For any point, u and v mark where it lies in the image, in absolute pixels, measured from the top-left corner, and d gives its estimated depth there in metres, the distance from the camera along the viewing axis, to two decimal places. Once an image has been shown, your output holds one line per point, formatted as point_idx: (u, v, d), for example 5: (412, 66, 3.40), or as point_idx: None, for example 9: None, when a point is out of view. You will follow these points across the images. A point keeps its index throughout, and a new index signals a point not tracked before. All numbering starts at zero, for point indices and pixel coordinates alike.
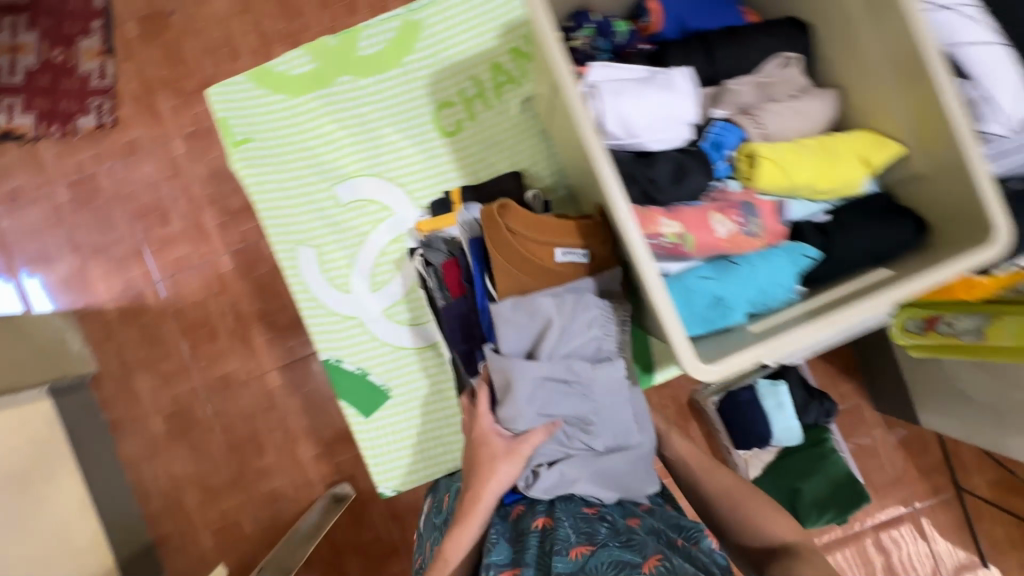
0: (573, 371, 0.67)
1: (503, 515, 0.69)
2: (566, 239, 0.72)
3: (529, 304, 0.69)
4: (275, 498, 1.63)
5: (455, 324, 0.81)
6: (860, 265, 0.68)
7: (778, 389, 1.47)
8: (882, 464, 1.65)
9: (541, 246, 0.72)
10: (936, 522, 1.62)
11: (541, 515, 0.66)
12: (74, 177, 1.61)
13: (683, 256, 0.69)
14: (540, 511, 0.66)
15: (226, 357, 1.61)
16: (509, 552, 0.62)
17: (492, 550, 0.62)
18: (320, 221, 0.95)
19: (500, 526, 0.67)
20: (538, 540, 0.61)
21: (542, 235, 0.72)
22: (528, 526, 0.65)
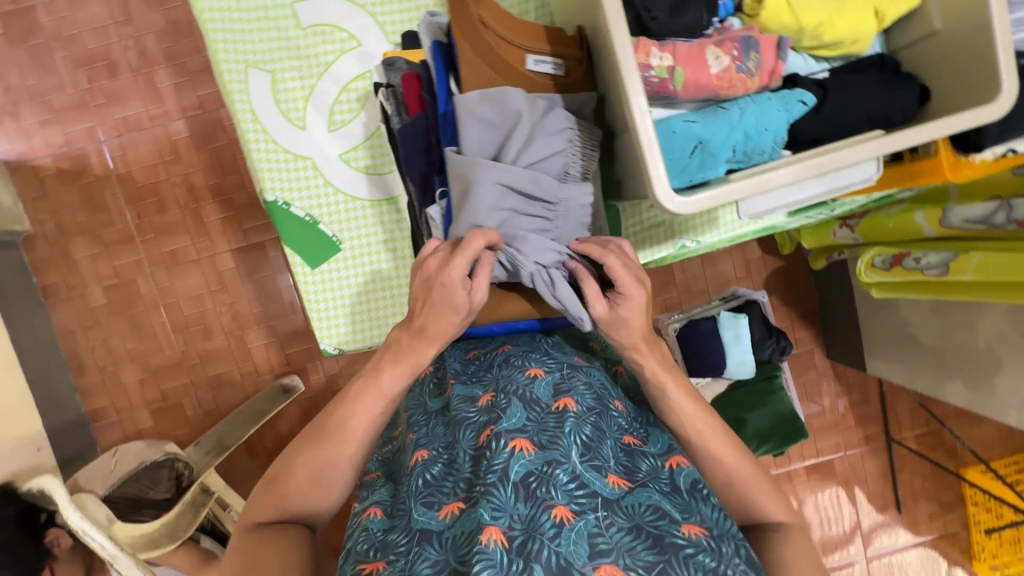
0: (540, 182, 0.67)
1: (521, 370, 0.62)
2: (543, 46, 0.71)
3: (503, 103, 0.67)
4: (220, 379, 1.71)
5: (407, 142, 0.75)
6: (853, 126, 0.63)
7: (739, 321, 1.41)
8: (823, 410, 1.67)
9: (511, 46, 0.71)
10: (867, 468, 1.67)
11: (565, 395, 0.59)
12: (8, 10, 1.58)
13: (669, 96, 0.62)
14: (571, 393, 0.59)
15: (173, 232, 1.67)
16: (523, 418, 0.55)
17: (507, 414, 0.55)
18: (279, 44, 0.84)
19: (520, 384, 0.60)
20: (569, 425, 0.55)
21: (519, 38, 0.71)
22: (546, 399, 0.58)
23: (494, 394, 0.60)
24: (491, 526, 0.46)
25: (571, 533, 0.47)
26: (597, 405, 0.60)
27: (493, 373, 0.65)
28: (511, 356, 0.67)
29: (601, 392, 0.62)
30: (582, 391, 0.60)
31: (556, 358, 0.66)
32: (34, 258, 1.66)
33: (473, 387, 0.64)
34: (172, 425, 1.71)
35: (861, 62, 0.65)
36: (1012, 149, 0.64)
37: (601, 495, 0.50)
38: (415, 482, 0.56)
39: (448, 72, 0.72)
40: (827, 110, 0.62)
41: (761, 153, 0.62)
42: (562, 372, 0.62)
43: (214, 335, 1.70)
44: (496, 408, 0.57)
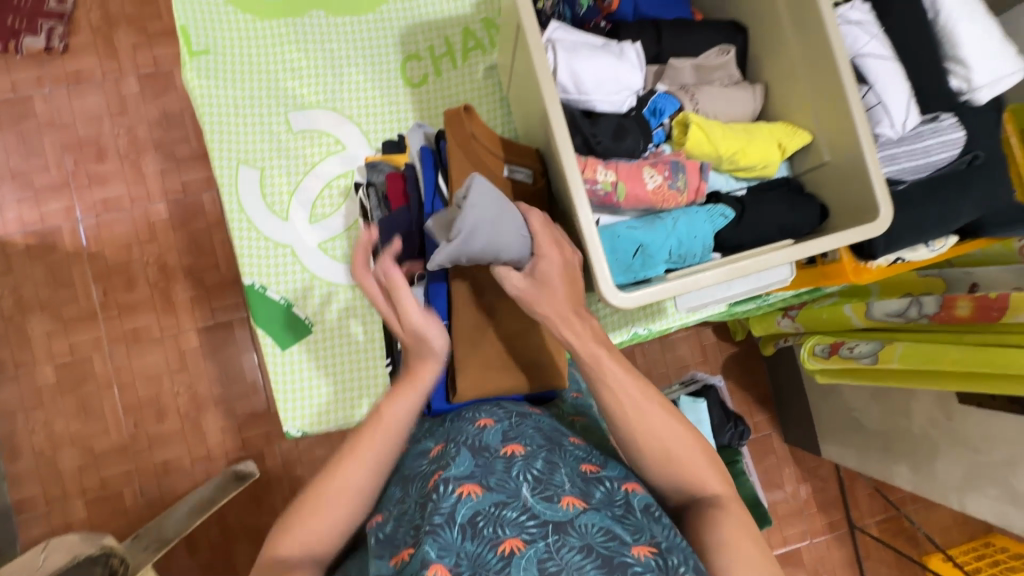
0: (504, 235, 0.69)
1: (471, 421, 0.66)
2: (517, 157, 0.83)
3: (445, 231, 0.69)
4: (168, 465, 1.62)
5: (383, 235, 0.83)
6: (768, 235, 0.74)
7: (699, 406, 1.47)
8: (784, 496, 1.68)
9: (490, 155, 0.81)
10: (831, 559, 1.66)
11: (513, 441, 0.62)
12: (6, 97, 1.67)
13: (614, 206, 0.73)
14: (519, 438, 0.62)
15: (138, 310, 1.66)
16: (471, 464, 0.58)
17: (455, 462, 0.58)
18: (270, 145, 0.93)
19: (470, 434, 0.63)
20: (517, 467, 0.57)
21: (495, 149, 0.81)
22: (495, 445, 0.61)
23: (446, 445, 0.63)
24: (437, 564, 0.49)
25: (521, 562, 0.49)
26: (546, 444, 0.62)
27: (446, 427, 0.68)
28: (463, 411, 0.71)
29: (552, 435, 0.65)
30: (531, 434, 0.63)
31: (506, 409, 0.70)
32: None
33: (427, 442, 0.67)
34: (108, 517, 1.59)
35: (772, 182, 0.77)
36: (901, 257, 0.77)
37: (552, 520, 0.52)
38: (373, 540, 0.58)
39: (436, 169, 0.81)
40: (747, 220, 0.73)
41: (692, 256, 0.72)
42: (510, 421, 0.66)
43: (168, 417, 1.64)
44: (446, 457, 0.60)
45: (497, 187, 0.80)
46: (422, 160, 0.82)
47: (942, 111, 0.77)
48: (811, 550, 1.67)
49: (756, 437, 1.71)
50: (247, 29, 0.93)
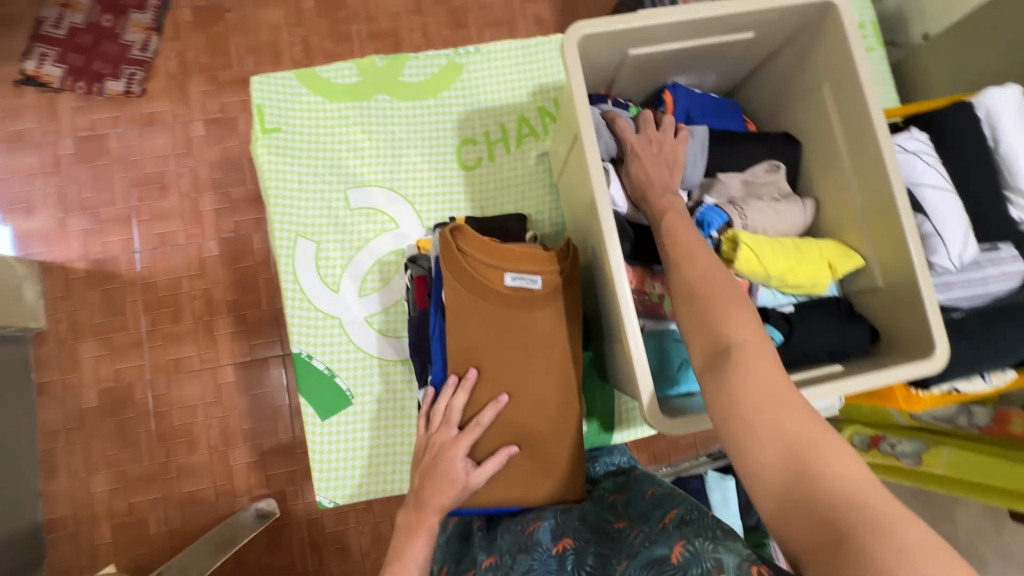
0: None
1: (521, 529, 0.72)
2: (521, 265, 0.80)
3: None
4: (194, 496, 1.66)
5: (414, 334, 0.88)
6: (818, 357, 0.74)
7: (726, 481, 1.43)
8: None
9: (490, 267, 0.80)
10: None
11: (563, 537, 0.68)
12: (84, 134, 1.80)
13: (661, 316, 0.75)
14: (566, 534, 0.68)
15: (181, 341, 1.73)
16: (527, 564, 0.64)
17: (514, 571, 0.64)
18: (328, 219, 0.97)
19: (521, 542, 0.69)
20: (568, 563, 0.63)
21: (494, 260, 0.80)
22: (545, 544, 0.67)
23: (502, 557, 0.69)
24: None
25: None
26: (591, 534, 0.67)
27: (498, 539, 0.74)
28: (515, 520, 0.77)
29: (596, 525, 0.70)
30: (575, 527, 0.69)
31: (551, 510, 0.76)
32: (38, 354, 1.69)
33: (485, 556, 0.72)
34: (132, 543, 1.63)
35: (820, 301, 0.77)
36: (955, 387, 0.74)
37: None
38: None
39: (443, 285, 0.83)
40: (796, 340, 0.73)
41: None
42: (555, 519, 0.72)
43: (198, 448, 1.68)
44: (504, 568, 0.66)
45: (499, 300, 0.80)
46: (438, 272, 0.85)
47: (1000, 240, 0.76)
48: None
49: None
50: (318, 111, 0.99)
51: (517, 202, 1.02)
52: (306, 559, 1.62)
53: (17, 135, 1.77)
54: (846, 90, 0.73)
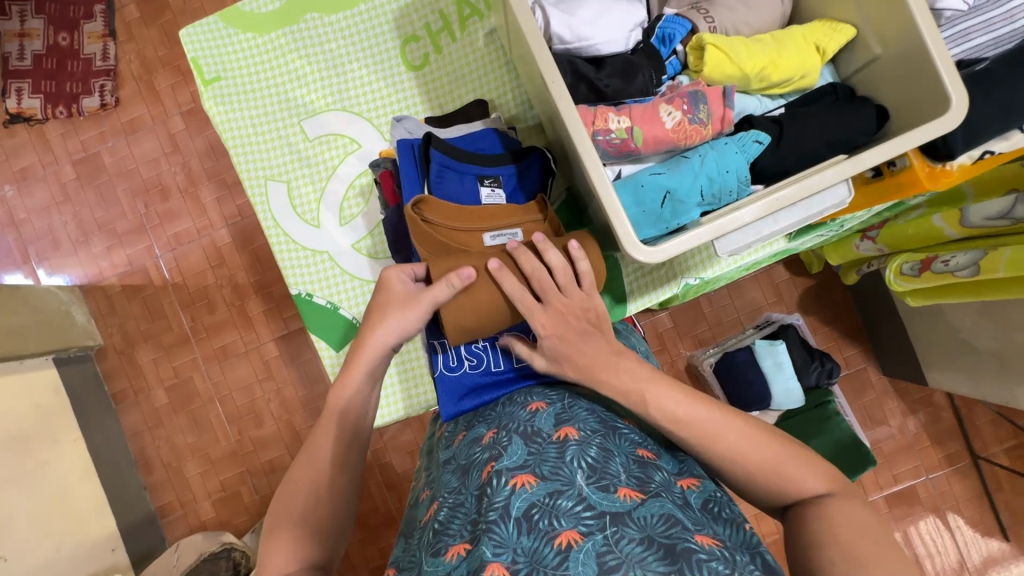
0: None
1: (524, 407, 0.66)
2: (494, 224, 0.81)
3: None
4: (273, 464, 1.78)
5: (393, 232, 0.87)
6: (817, 153, 0.65)
7: (776, 348, 1.39)
8: (891, 432, 1.54)
9: (467, 234, 0.80)
10: (953, 494, 1.51)
11: (567, 424, 0.60)
12: (79, 157, 1.85)
13: (633, 153, 0.67)
14: (572, 422, 0.60)
15: (222, 329, 1.81)
16: (525, 453, 0.57)
17: (508, 453, 0.57)
18: (291, 156, 0.95)
19: (523, 421, 0.62)
20: (571, 452, 0.55)
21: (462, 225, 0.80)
22: (548, 430, 0.59)
23: (498, 432, 0.63)
24: (494, 564, 0.47)
25: (578, 556, 0.47)
26: (602, 428, 0.60)
27: (498, 413, 0.69)
28: (515, 395, 0.72)
29: (605, 417, 0.63)
30: (584, 417, 0.61)
31: (559, 392, 0.70)
32: (104, 368, 1.83)
33: (477, 429, 0.67)
34: (232, 514, 1.78)
35: (815, 93, 0.68)
36: (988, 150, 0.65)
37: (609, 511, 0.50)
38: (430, 531, 0.57)
39: (421, 180, 0.83)
40: (787, 141, 0.65)
41: (727, 194, 0.65)
42: (563, 404, 0.65)
43: (265, 422, 1.79)
44: (498, 446, 0.59)
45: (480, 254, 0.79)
46: (403, 155, 0.84)
47: None
48: (929, 486, 1.52)
49: (850, 374, 1.57)
50: (252, 48, 0.95)
51: (477, 91, 0.96)
52: None
53: (21, 173, 1.85)
54: None
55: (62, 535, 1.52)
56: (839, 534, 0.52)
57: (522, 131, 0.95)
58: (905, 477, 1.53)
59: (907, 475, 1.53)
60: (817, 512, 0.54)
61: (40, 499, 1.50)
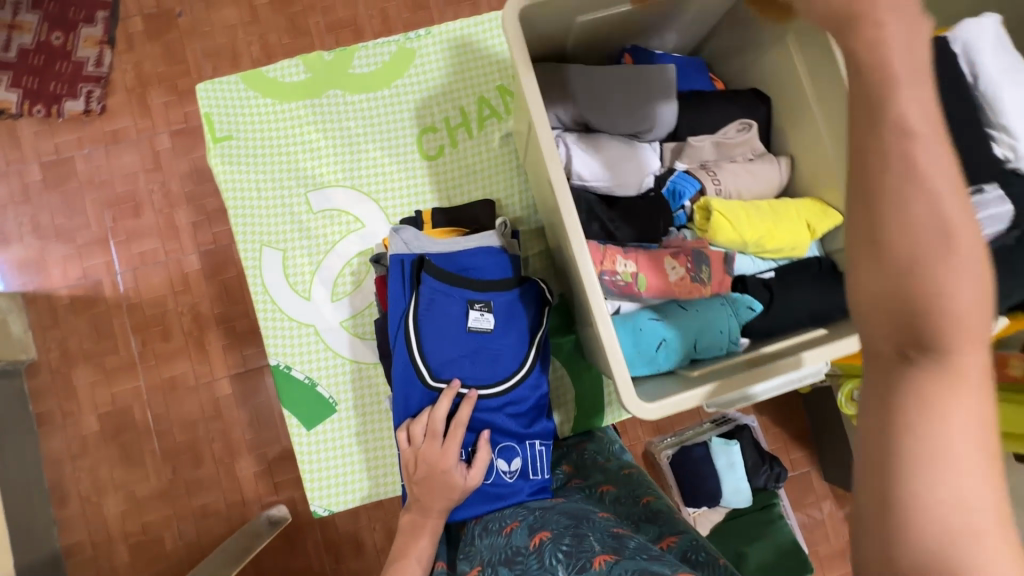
0: None
1: (500, 530, 0.68)
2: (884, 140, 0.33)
3: None
4: (205, 509, 1.67)
5: (382, 334, 0.84)
6: (799, 323, 0.71)
7: (730, 448, 1.46)
8: (828, 539, 1.61)
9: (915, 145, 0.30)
10: None
11: (540, 530, 0.63)
12: (50, 159, 1.76)
13: (635, 296, 0.71)
14: (545, 526, 0.63)
15: (174, 359, 1.72)
16: None
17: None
18: (291, 226, 0.94)
19: (501, 547, 0.64)
20: (546, 555, 0.57)
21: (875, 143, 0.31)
22: (525, 543, 0.62)
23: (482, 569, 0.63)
24: None
25: None
26: (571, 523, 0.62)
27: (477, 547, 0.69)
28: (488, 522, 0.73)
29: (577, 512, 0.65)
30: (556, 519, 0.64)
31: (529, 505, 0.72)
32: (33, 385, 1.69)
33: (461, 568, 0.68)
34: (150, 560, 1.65)
35: (802, 263, 0.74)
36: None
37: None
38: None
39: (409, 293, 0.78)
40: (775, 310, 0.70)
41: (716, 350, 0.69)
42: (534, 515, 0.68)
43: (204, 463, 1.69)
44: None
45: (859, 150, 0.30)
46: (393, 269, 0.80)
47: (986, 181, 0.72)
48: None
49: (795, 478, 1.64)
50: (270, 114, 0.95)
51: (485, 189, 0.99)
52: (322, 559, 1.62)
53: None
54: (808, 39, 0.68)
55: None
56: None
57: (525, 233, 0.99)
58: None
59: None
60: None
61: None
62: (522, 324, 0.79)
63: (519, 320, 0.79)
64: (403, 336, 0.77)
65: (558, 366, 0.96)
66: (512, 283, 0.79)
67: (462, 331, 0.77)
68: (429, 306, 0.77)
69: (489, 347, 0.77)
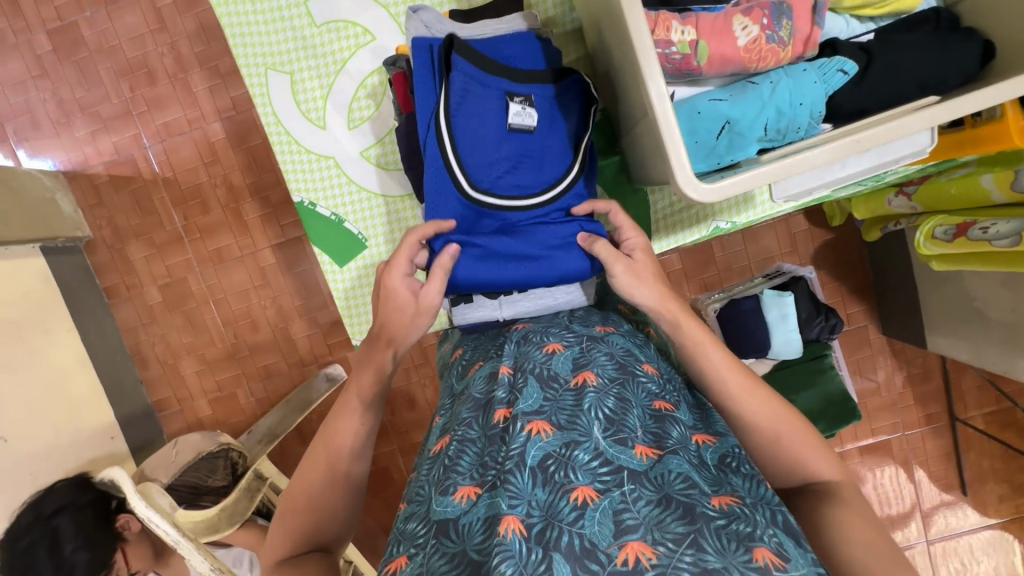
0: None
1: (538, 347, 0.60)
2: None
3: None
4: (269, 369, 1.70)
5: (404, 144, 0.78)
6: (902, 94, 0.57)
7: (784, 299, 1.29)
8: (917, 394, 1.47)
9: None
10: (976, 462, 1.45)
11: (585, 369, 0.55)
12: (55, 26, 1.59)
13: (693, 73, 0.58)
14: (591, 366, 0.55)
15: (217, 232, 1.66)
16: (540, 397, 0.52)
17: (523, 395, 0.52)
18: (295, 44, 0.84)
19: (537, 361, 0.57)
20: (589, 400, 0.51)
21: None
22: (565, 376, 0.55)
23: (513, 371, 0.57)
24: (509, 516, 0.42)
25: (594, 514, 0.42)
26: (620, 376, 0.55)
27: (510, 350, 0.62)
28: (528, 332, 0.64)
29: (625, 361, 0.58)
30: (603, 362, 0.56)
31: (577, 330, 0.63)
32: (95, 262, 1.68)
33: (497, 361, 0.61)
34: (228, 414, 1.72)
35: (912, 19, 0.59)
36: None
37: (626, 469, 0.46)
38: (440, 468, 0.52)
39: (437, 85, 0.72)
40: (873, 77, 0.56)
41: (795, 130, 0.58)
42: (581, 345, 0.59)
43: (261, 329, 1.69)
44: (514, 387, 0.54)
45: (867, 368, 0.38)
46: (419, 54, 0.73)
47: None
48: (951, 449, 1.47)
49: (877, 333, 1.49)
50: None
51: None
52: None
53: None
54: None
55: (59, 420, 1.41)
56: (867, 540, 0.49)
57: (558, 37, 0.84)
58: (922, 438, 1.48)
59: (925, 433, 1.48)
60: (840, 505, 0.52)
61: (26, 376, 1.36)
62: (565, 119, 0.75)
63: (559, 121, 0.74)
64: (434, 135, 0.71)
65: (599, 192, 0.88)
66: (552, 76, 0.74)
67: (502, 128, 0.72)
68: (464, 97, 0.71)
69: (532, 148, 0.73)
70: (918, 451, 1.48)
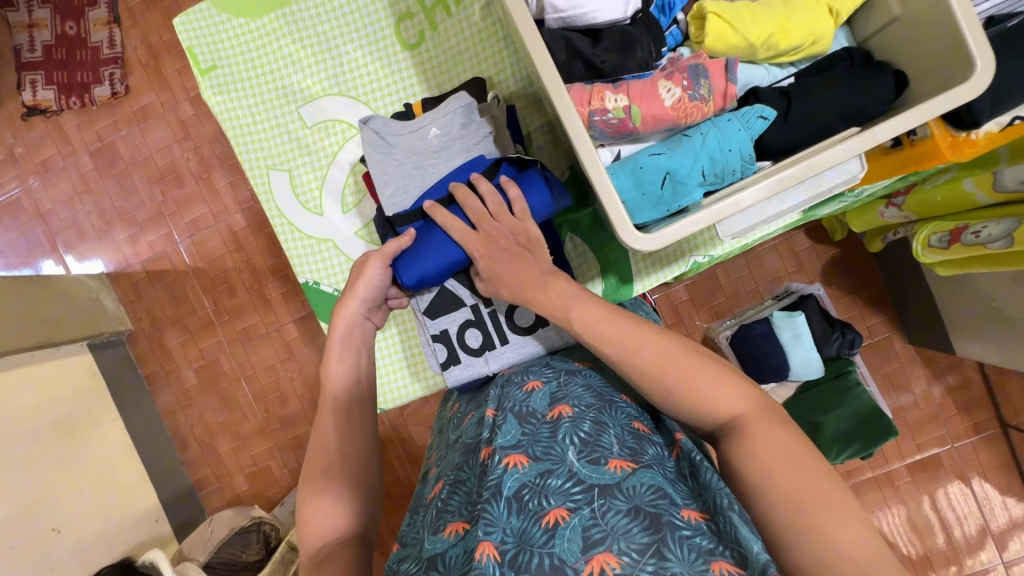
0: None
1: (519, 386, 0.64)
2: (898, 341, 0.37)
3: None
4: (299, 439, 1.74)
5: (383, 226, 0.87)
6: (829, 126, 0.61)
7: (795, 319, 1.25)
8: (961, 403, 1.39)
9: None
10: None
11: (561, 402, 0.58)
12: (96, 147, 1.77)
13: (631, 133, 0.64)
14: (566, 399, 0.58)
15: (243, 312, 1.75)
16: (518, 432, 0.56)
17: (502, 431, 0.56)
18: (291, 145, 0.95)
19: (518, 400, 0.61)
20: (563, 429, 0.54)
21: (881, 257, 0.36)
22: (542, 410, 0.58)
23: (496, 412, 0.61)
24: (485, 542, 0.46)
25: (565, 532, 0.45)
26: (596, 402, 0.58)
27: (495, 394, 0.66)
28: (512, 375, 0.69)
29: (601, 391, 0.60)
30: (580, 394, 0.59)
31: (555, 367, 0.67)
32: (136, 353, 1.78)
33: (485, 408, 0.65)
34: (264, 487, 1.74)
35: (827, 60, 0.64)
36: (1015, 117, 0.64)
37: (598, 485, 0.48)
38: (432, 510, 0.56)
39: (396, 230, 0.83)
40: (795, 115, 0.61)
41: (731, 173, 0.63)
42: (559, 380, 0.63)
43: (289, 401, 1.74)
44: (495, 426, 0.58)
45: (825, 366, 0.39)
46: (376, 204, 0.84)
47: None
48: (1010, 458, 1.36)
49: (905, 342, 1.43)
50: (246, 34, 0.93)
51: (473, 68, 0.93)
52: None
53: (43, 165, 1.77)
54: None
55: (106, 510, 1.46)
56: None
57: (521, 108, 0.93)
58: (978, 449, 1.38)
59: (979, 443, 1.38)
60: None
61: (75, 470, 1.43)
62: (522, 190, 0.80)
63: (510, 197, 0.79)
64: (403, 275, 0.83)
65: (577, 240, 0.93)
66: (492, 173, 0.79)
67: None
68: None
69: None
70: (975, 463, 1.38)
